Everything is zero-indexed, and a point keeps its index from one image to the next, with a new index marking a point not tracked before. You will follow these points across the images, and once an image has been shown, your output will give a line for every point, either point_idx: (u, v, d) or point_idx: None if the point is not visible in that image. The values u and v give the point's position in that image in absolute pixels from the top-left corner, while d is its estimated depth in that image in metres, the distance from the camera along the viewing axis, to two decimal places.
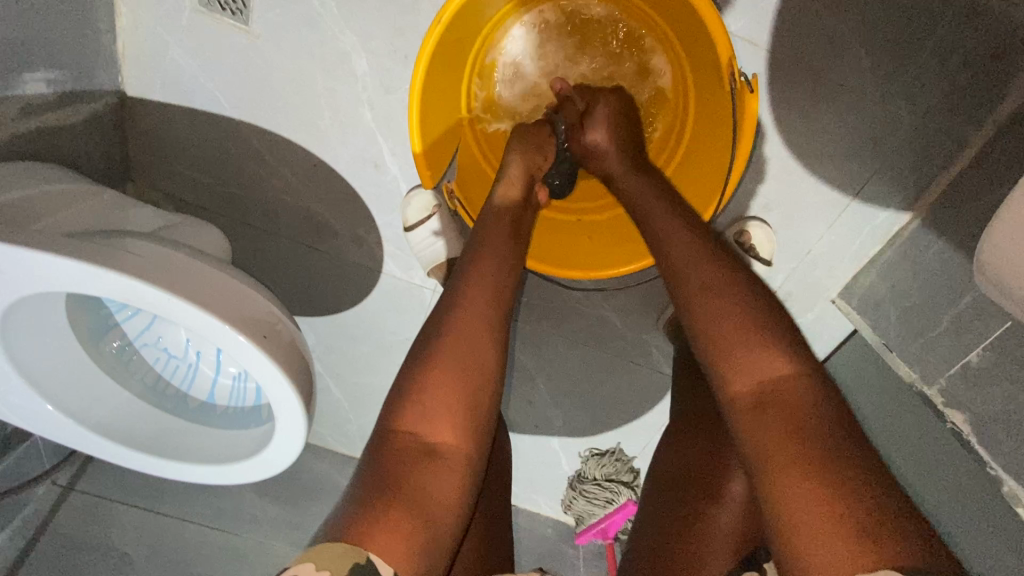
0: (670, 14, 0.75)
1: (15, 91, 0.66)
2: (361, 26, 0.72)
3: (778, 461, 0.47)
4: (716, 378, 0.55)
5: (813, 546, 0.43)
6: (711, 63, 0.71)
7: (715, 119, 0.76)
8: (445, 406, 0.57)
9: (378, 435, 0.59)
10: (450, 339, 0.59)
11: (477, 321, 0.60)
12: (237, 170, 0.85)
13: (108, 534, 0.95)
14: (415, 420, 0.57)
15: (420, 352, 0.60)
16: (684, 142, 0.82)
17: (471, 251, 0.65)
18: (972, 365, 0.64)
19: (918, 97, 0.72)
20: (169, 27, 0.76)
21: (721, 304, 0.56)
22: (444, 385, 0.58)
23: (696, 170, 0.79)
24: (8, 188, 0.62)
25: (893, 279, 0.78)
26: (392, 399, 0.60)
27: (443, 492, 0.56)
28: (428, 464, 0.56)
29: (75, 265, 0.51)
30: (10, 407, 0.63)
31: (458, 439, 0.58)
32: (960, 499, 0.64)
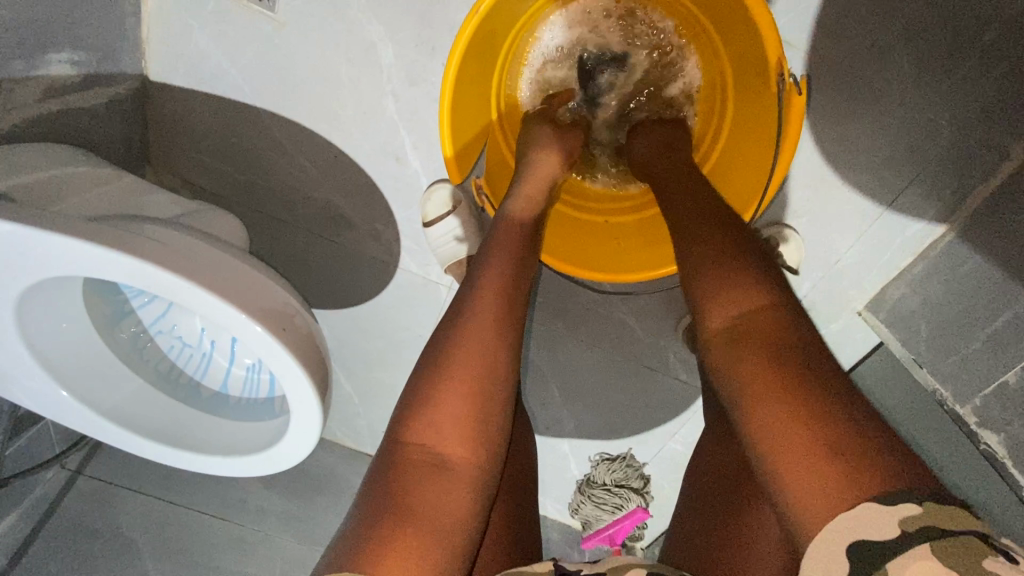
0: (713, 11, 0.73)
1: (40, 71, 0.65)
2: (389, 16, 0.71)
3: (756, 384, 0.47)
4: (696, 312, 0.54)
5: (787, 469, 0.43)
6: (757, 63, 0.69)
7: (757, 122, 0.73)
8: (457, 419, 0.56)
9: (387, 447, 0.57)
10: (460, 350, 0.58)
11: (486, 330, 0.58)
12: (257, 159, 0.84)
13: (115, 521, 0.95)
14: (427, 434, 0.56)
15: (430, 362, 0.58)
16: (722, 144, 0.80)
17: (481, 254, 0.64)
18: (1009, 385, 0.62)
19: (957, 105, 0.70)
20: (195, 13, 0.75)
21: (708, 240, 0.55)
22: (455, 398, 0.56)
23: (734, 172, 0.77)
24: (29, 170, 0.61)
25: (924, 293, 0.76)
26: (401, 412, 0.58)
27: (455, 507, 0.54)
28: (439, 480, 0.54)
29: (94, 250, 0.50)
30: (24, 391, 0.62)
31: (469, 451, 0.56)
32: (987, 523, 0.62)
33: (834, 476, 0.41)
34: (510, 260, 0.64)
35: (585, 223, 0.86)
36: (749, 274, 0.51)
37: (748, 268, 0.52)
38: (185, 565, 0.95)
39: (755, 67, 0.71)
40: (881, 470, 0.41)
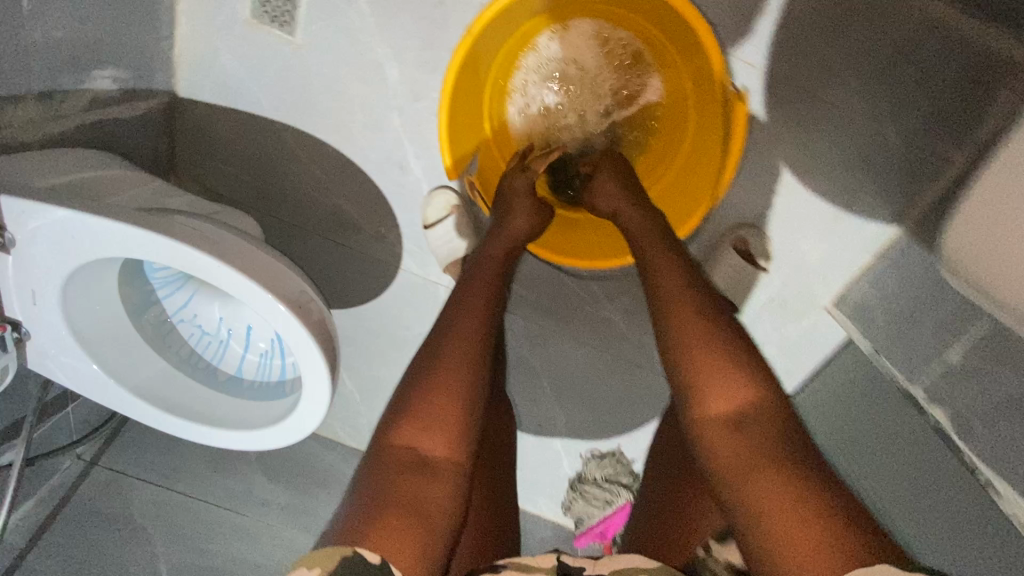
0: (674, 44, 0.80)
1: (86, 85, 0.74)
2: (396, 40, 0.80)
3: (748, 475, 0.53)
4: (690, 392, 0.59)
5: (786, 548, 0.48)
6: (711, 79, 0.76)
7: (709, 133, 0.80)
8: (442, 421, 0.61)
9: (374, 446, 0.62)
10: (445, 360, 0.63)
11: (469, 341, 0.65)
12: (273, 167, 0.92)
13: (127, 508, 0.99)
14: (412, 434, 0.61)
15: (417, 369, 0.64)
16: (674, 163, 0.87)
17: (465, 281, 0.70)
18: (953, 363, 0.68)
19: (901, 118, 0.78)
20: (222, 36, 0.84)
21: (694, 327, 0.60)
22: (440, 402, 0.62)
23: (685, 186, 0.85)
24: (73, 170, 0.69)
25: (882, 287, 0.83)
26: (387, 414, 0.63)
27: (435, 500, 0.59)
28: (422, 474, 0.59)
29: (134, 232, 0.58)
30: (61, 366, 0.69)
31: (450, 450, 0.61)
32: (919, 484, 0.67)
33: (829, 551, 0.46)
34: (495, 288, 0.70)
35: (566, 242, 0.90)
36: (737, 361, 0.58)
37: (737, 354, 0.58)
38: (193, 552, 0.99)
39: (715, 91, 0.78)
40: (873, 547, 0.46)
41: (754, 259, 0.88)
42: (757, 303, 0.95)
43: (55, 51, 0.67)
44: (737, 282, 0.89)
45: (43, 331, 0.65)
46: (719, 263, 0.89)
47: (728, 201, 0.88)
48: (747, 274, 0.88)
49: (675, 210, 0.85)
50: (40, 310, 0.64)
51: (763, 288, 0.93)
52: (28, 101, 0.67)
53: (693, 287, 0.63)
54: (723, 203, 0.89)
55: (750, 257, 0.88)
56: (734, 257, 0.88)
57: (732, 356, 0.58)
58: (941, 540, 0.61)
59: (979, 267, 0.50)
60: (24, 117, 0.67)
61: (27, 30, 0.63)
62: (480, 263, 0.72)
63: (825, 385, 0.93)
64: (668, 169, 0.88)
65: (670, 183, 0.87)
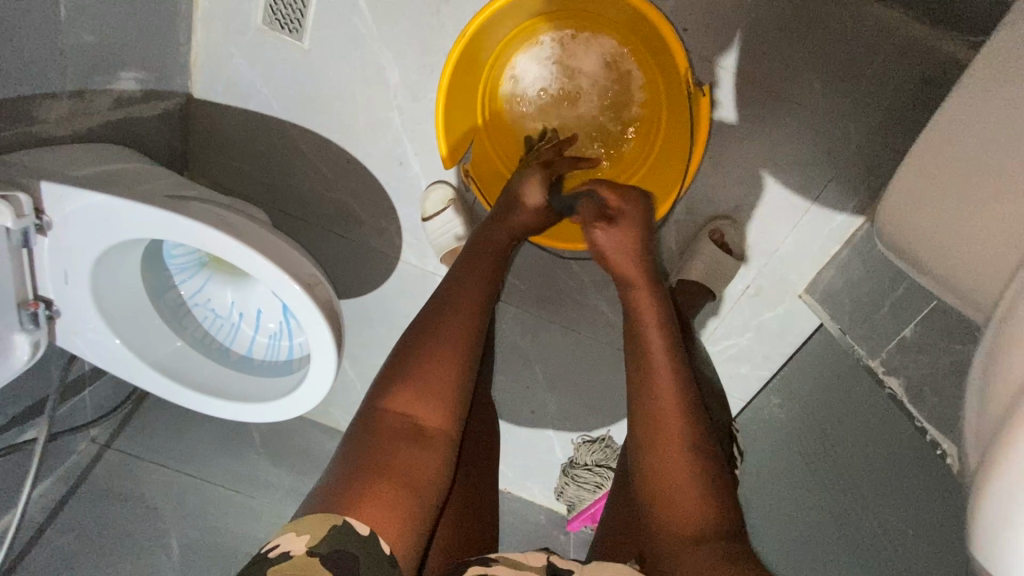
0: (648, 53, 0.83)
1: (113, 87, 0.80)
2: (397, 46, 0.87)
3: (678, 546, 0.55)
4: (662, 512, 0.58)
5: None
6: (676, 77, 0.80)
7: (677, 128, 0.84)
8: (438, 392, 0.64)
9: (365, 414, 0.64)
10: (443, 335, 0.67)
11: (463, 316, 0.68)
12: (281, 164, 0.99)
13: (139, 488, 1.04)
14: (408, 403, 0.63)
15: (415, 341, 0.67)
16: (643, 167, 0.89)
17: (460, 268, 0.73)
18: (907, 338, 0.75)
19: (862, 116, 0.85)
20: (236, 42, 0.91)
21: (673, 445, 0.60)
22: (437, 374, 0.65)
23: (656, 179, 0.88)
24: (101, 162, 0.75)
25: (848, 273, 0.89)
26: (382, 382, 0.65)
27: (425, 469, 0.61)
28: (415, 443, 0.62)
29: (160, 213, 0.65)
30: (88, 343, 0.74)
31: (443, 421, 0.64)
32: (873, 448, 0.72)
33: None
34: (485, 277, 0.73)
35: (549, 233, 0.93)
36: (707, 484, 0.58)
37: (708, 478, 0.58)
38: (201, 529, 1.03)
39: (681, 88, 0.81)
40: None
41: (729, 248, 0.95)
42: (735, 291, 1.00)
43: (86, 54, 0.74)
44: (716, 271, 0.95)
45: (73, 309, 0.71)
46: (697, 252, 0.95)
47: (705, 195, 0.94)
48: (723, 262, 0.94)
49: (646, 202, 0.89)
50: (71, 289, 0.70)
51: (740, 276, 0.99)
52: (61, 99, 0.73)
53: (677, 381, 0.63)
54: (701, 197, 0.95)
55: (725, 247, 0.94)
56: (710, 246, 0.94)
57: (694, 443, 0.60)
58: (898, 499, 0.66)
59: (901, 238, 0.59)
60: (57, 113, 0.73)
61: (63, 34, 0.70)
62: (473, 255, 0.74)
63: (799, 368, 0.98)
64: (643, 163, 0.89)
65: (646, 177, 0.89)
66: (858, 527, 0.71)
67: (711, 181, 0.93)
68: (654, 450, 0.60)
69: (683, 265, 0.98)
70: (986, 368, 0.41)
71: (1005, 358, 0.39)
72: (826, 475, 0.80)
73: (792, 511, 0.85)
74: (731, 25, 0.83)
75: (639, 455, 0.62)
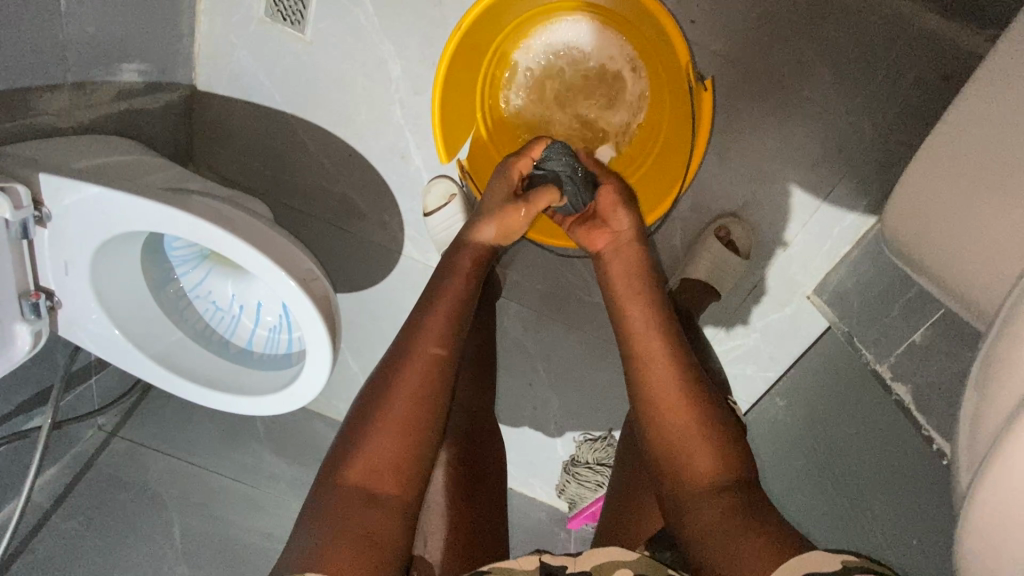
0: (648, 45, 0.81)
1: (114, 79, 0.80)
2: (398, 38, 0.86)
3: (712, 514, 0.55)
4: (676, 458, 0.60)
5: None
6: (676, 69, 0.78)
7: (681, 121, 0.81)
8: (392, 457, 0.61)
9: (323, 480, 0.61)
10: (395, 398, 0.63)
11: (419, 376, 0.65)
12: (284, 155, 0.99)
13: (143, 477, 1.05)
14: (363, 473, 0.60)
15: (365, 409, 0.64)
16: (648, 163, 0.87)
17: (414, 324, 0.69)
18: (916, 343, 0.74)
19: (874, 111, 0.82)
20: (238, 33, 0.91)
21: (674, 393, 0.62)
22: (389, 441, 0.61)
23: (659, 174, 0.85)
24: (102, 154, 0.75)
25: (858, 274, 0.86)
26: (337, 452, 0.62)
27: (386, 537, 0.57)
28: (372, 505, 0.58)
29: (155, 206, 0.65)
30: (88, 334, 0.75)
31: (399, 486, 0.60)
32: (883, 455, 0.70)
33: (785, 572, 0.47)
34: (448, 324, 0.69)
35: (546, 232, 0.90)
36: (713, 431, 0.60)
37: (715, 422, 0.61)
38: (203, 518, 1.04)
39: (681, 79, 0.78)
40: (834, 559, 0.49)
41: (736, 246, 0.92)
42: (743, 292, 0.98)
43: (87, 46, 0.74)
44: (720, 269, 0.93)
45: (74, 300, 0.72)
46: (701, 250, 0.93)
47: (712, 192, 0.92)
48: (727, 260, 0.91)
49: (648, 199, 0.86)
50: (71, 280, 0.70)
51: (748, 276, 0.96)
52: (62, 91, 0.73)
53: (682, 387, 0.62)
54: (708, 194, 0.92)
55: (731, 244, 0.92)
56: (715, 243, 0.92)
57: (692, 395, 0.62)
58: (909, 508, 0.64)
59: (905, 239, 0.60)
60: (59, 105, 0.74)
61: (65, 26, 0.70)
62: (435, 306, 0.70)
63: (804, 370, 0.96)
64: (647, 158, 0.87)
65: (649, 171, 0.87)
66: (865, 536, 0.69)
67: (718, 178, 0.90)
68: (660, 426, 0.62)
69: (688, 262, 0.96)
70: (984, 366, 0.41)
71: (1012, 362, 0.37)
72: (833, 484, 0.77)
73: (800, 519, 0.82)
74: (739, 17, 0.81)
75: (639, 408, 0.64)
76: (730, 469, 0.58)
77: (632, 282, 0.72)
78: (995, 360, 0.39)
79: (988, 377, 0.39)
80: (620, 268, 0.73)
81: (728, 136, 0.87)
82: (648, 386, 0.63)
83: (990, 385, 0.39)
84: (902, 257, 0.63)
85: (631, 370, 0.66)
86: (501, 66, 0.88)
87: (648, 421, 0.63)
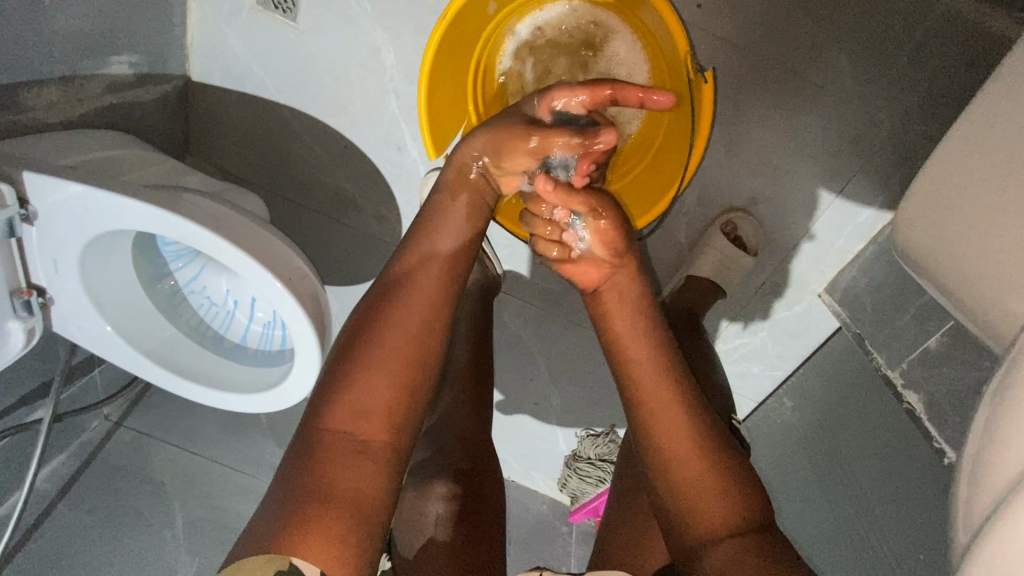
0: (648, 34, 0.77)
1: (104, 71, 0.79)
2: (390, 25, 0.83)
3: (721, 554, 0.55)
4: (681, 500, 0.58)
5: None
6: (675, 60, 0.74)
7: (680, 116, 0.77)
8: (381, 404, 0.58)
9: (306, 432, 0.58)
10: (388, 337, 0.60)
11: (413, 312, 0.62)
12: (278, 147, 0.97)
13: (149, 466, 1.07)
14: (348, 418, 0.57)
15: (346, 353, 0.60)
16: (648, 156, 0.83)
17: (403, 263, 0.65)
18: (931, 349, 0.70)
19: (894, 100, 0.77)
20: (230, 22, 0.88)
21: (677, 434, 0.59)
22: (382, 385, 0.59)
23: (656, 170, 0.82)
24: (92, 150, 0.74)
25: (872, 273, 0.82)
26: (317, 398, 0.59)
27: (372, 489, 0.56)
28: (359, 461, 0.56)
29: (139, 204, 0.63)
30: (81, 330, 0.75)
31: (387, 433, 0.58)
32: (896, 466, 0.67)
33: None
34: (443, 265, 0.66)
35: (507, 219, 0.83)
36: (716, 468, 0.58)
37: (717, 461, 0.59)
38: (205, 507, 1.06)
39: (680, 71, 0.74)
40: None
41: (743, 242, 0.89)
42: (750, 288, 0.94)
43: (73, 39, 0.73)
44: (727, 266, 0.90)
45: (65, 297, 0.72)
46: (707, 246, 0.90)
47: (719, 186, 0.88)
48: (733, 257, 0.88)
49: (643, 196, 0.83)
50: (61, 278, 0.70)
51: (755, 272, 0.92)
52: (49, 86, 0.73)
53: (683, 423, 0.60)
54: (715, 187, 0.88)
55: (738, 241, 0.89)
56: (721, 239, 0.90)
57: (698, 431, 0.60)
58: (924, 524, 0.60)
59: (911, 244, 0.56)
60: (46, 100, 0.73)
61: (48, 19, 0.69)
62: (429, 255, 0.66)
63: (814, 371, 0.92)
64: (644, 155, 0.84)
65: (648, 167, 0.83)
66: (865, 548, 0.67)
67: (725, 170, 0.86)
68: (664, 465, 0.59)
69: (694, 258, 0.93)
70: (993, 399, 0.37)
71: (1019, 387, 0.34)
72: (840, 492, 0.75)
73: (804, 525, 0.80)
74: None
75: (646, 451, 0.61)
76: (730, 505, 0.57)
77: (629, 311, 0.65)
78: (1006, 388, 0.36)
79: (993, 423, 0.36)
80: (616, 302, 0.66)
81: (735, 126, 0.83)
82: (652, 434, 0.60)
83: (990, 429, 0.35)
84: (909, 264, 0.60)
85: (631, 414, 0.63)
86: (493, 58, 0.85)
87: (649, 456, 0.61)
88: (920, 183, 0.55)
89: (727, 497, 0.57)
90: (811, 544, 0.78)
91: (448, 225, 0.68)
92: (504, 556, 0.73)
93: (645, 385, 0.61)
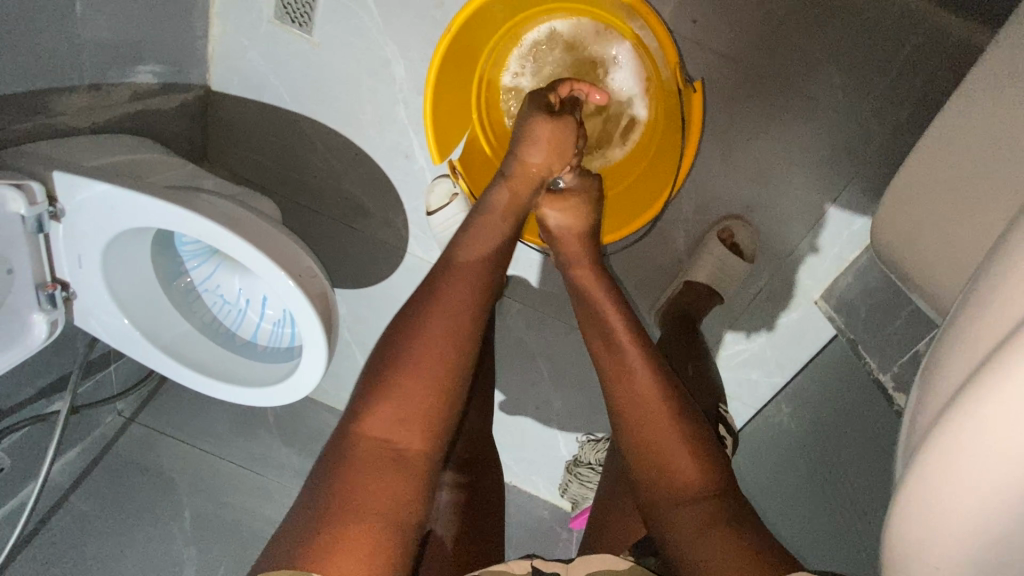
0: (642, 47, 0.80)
1: (129, 79, 0.84)
2: (400, 38, 0.87)
3: (688, 521, 0.56)
4: (679, 500, 0.58)
5: None
6: (666, 71, 0.77)
7: (673, 124, 0.80)
8: (418, 412, 0.58)
9: (343, 440, 0.58)
10: (428, 343, 0.60)
11: (450, 318, 0.62)
12: (291, 153, 1.01)
13: (159, 461, 1.10)
14: (389, 427, 0.57)
15: (384, 360, 0.60)
16: (644, 161, 0.87)
17: (442, 271, 0.65)
18: (920, 353, 0.71)
19: (885, 111, 0.79)
20: (249, 36, 0.93)
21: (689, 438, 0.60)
22: (421, 393, 0.59)
23: (652, 174, 0.85)
24: (117, 153, 0.79)
25: (865, 279, 0.84)
26: (358, 404, 0.59)
27: (401, 501, 0.55)
28: (394, 470, 0.56)
29: (159, 203, 0.67)
30: (101, 324, 0.79)
31: (425, 441, 0.58)
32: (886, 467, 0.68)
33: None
34: (476, 273, 0.66)
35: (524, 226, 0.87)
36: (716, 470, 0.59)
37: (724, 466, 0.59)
38: (213, 503, 1.08)
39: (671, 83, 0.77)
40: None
41: (740, 249, 0.91)
42: (748, 295, 0.96)
43: (102, 49, 0.78)
44: (724, 272, 0.92)
45: (88, 291, 0.76)
46: (704, 253, 0.92)
47: (717, 194, 0.90)
48: (729, 263, 0.90)
49: (639, 200, 0.86)
50: (85, 273, 0.74)
51: (753, 278, 0.94)
52: (79, 92, 0.77)
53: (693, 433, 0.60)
54: (714, 195, 0.91)
55: (735, 248, 0.91)
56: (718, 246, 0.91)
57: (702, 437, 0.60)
58: None
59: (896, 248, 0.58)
60: (74, 106, 0.78)
61: (80, 30, 0.73)
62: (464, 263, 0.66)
63: (812, 377, 0.93)
64: (641, 161, 0.88)
65: (644, 171, 0.87)
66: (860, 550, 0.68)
67: (722, 179, 0.89)
68: (670, 466, 0.59)
69: (692, 264, 0.95)
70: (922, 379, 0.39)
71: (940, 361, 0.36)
72: (834, 494, 0.76)
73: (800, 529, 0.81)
74: (743, 16, 0.79)
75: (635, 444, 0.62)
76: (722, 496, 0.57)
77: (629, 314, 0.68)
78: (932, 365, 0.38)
79: (928, 378, 0.37)
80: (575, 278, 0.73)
81: (731, 135, 0.85)
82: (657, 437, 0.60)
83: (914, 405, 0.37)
84: (894, 266, 0.62)
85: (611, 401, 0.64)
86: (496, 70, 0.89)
87: (622, 434, 0.63)
88: (900, 188, 0.57)
89: (719, 490, 0.58)
90: (807, 547, 0.79)
91: (483, 233, 0.69)
92: (502, 551, 0.74)
93: (639, 384, 0.62)
